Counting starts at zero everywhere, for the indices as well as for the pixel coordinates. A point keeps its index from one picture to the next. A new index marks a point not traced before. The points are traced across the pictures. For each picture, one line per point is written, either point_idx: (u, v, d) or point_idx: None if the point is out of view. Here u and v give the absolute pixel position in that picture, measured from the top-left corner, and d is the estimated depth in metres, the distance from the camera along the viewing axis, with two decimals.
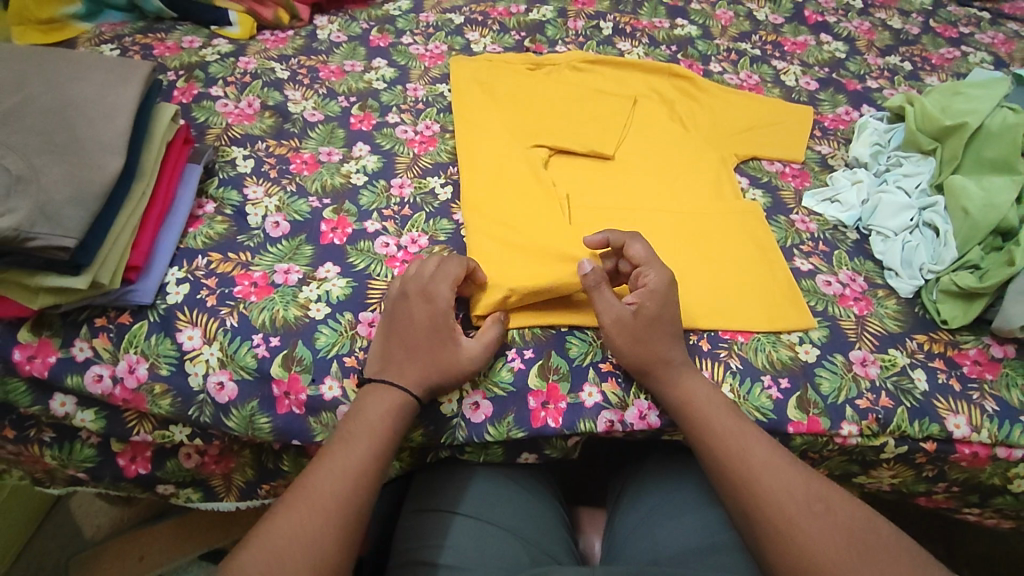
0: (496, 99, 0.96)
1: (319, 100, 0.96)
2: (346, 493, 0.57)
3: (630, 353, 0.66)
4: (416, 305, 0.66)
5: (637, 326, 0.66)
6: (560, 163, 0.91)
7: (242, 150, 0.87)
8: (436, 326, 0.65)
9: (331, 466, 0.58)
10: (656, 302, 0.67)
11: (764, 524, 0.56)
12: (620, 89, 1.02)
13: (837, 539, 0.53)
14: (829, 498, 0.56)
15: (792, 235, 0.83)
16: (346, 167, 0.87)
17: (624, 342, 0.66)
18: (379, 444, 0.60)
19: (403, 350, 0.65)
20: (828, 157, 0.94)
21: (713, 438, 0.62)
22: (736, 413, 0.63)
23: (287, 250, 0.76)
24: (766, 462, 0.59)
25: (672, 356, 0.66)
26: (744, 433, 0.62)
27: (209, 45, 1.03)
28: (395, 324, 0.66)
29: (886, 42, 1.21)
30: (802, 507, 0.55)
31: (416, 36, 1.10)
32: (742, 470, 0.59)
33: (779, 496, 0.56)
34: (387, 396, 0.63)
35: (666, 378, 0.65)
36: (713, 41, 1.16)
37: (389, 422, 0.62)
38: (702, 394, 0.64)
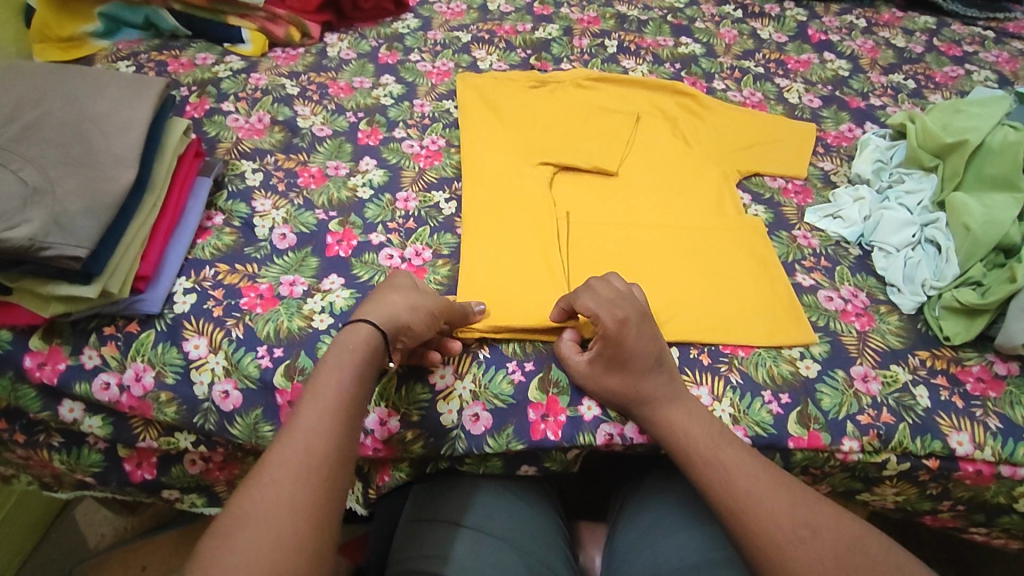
0: (501, 117, 0.98)
1: (328, 116, 0.98)
2: (312, 462, 0.52)
3: (607, 399, 0.66)
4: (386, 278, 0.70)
5: (603, 373, 0.66)
6: (562, 179, 0.92)
7: (252, 164, 0.89)
8: (401, 286, 0.67)
9: (292, 435, 0.53)
10: (617, 346, 0.65)
11: (753, 555, 0.55)
12: (624, 107, 1.03)
13: (826, 564, 0.52)
14: (817, 521, 0.55)
15: (794, 250, 0.83)
16: (352, 181, 0.89)
17: (598, 390, 0.67)
18: (342, 402, 0.56)
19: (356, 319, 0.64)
20: (831, 173, 0.95)
21: (697, 470, 0.61)
22: (716, 440, 0.62)
23: (293, 261, 0.78)
24: (750, 488, 0.58)
25: (648, 394, 0.65)
26: (734, 461, 0.60)
27: (221, 62, 1.06)
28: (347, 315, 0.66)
29: (889, 60, 1.22)
30: (789, 533, 0.54)
31: (423, 53, 1.12)
32: (726, 499, 0.58)
33: (766, 524, 0.55)
34: (342, 346, 0.60)
35: (645, 413, 0.65)
36: (717, 59, 1.18)
37: (349, 381, 0.58)
38: (682, 424, 0.63)
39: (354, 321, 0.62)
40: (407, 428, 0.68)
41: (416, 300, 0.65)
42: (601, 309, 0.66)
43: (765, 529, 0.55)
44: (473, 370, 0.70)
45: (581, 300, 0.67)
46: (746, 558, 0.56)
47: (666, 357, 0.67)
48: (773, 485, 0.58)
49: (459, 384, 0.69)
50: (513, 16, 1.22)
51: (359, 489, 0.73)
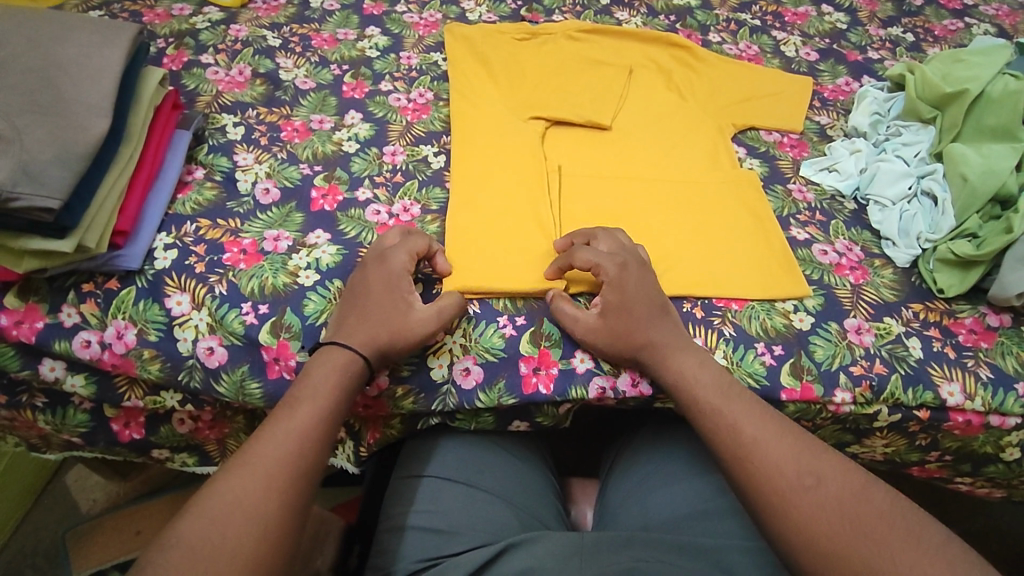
0: (492, 69, 0.95)
1: (311, 68, 0.95)
2: (266, 496, 0.52)
3: (612, 350, 0.65)
4: (375, 274, 0.66)
5: (610, 322, 0.65)
6: (555, 134, 0.90)
7: (232, 118, 0.86)
8: (397, 300, 0.65)
9: (278, 431, 0.56)
10: (620, 292, 0.66)
11: (757, 501, 0.55)
12: (617, 60, 1.00)
13: (829, 511, 0.52)
14: (823, 470, 0.55)
15: (789, 205, 0.82)
16: (338, 136, 0.86)
17: (606, 341, 0.65)
18: (331, 405, 0.59)
19: (357, 317, 0.64)
20: (827, 127, 0.94)
21: (704, 416, 0.61)
22: (726, 388, 0.62)
23: (277, 217, 0.75)
24: (757, 437, 0.57)
25: (656, 340, 0.64)
26: (742, 410, 0.60)
27: (199, 12, 1.01)
28: (353, 294, 0.66)
29: (888, 13, 1.19)
30: (793, 481, 0.54)
31: (410, 4, 1.08)
32: (733, 446, 0.58)
33: (771, 471, 0.55)
34: (329, 364, 0.61)
35: (654, 361, 0.64)
36: (713, 11, 1.14)
37: (341, 386, 0.60)
38: (692, 372, 0.63)
39: (346, 347, 0.62)
40: (397, 384, 0.66)
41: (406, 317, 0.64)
42: (601, 258, 0.67)
43: (767, 476, 0.55)
44: (464, 325, 0.69)
45: (578, 254, 0.68)
46: (747, 505, 0.56)
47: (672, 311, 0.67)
48: (781, 433, 0.58)
49: (449, 338, 0.68)
50: None
51: (350, 447, 0.71)
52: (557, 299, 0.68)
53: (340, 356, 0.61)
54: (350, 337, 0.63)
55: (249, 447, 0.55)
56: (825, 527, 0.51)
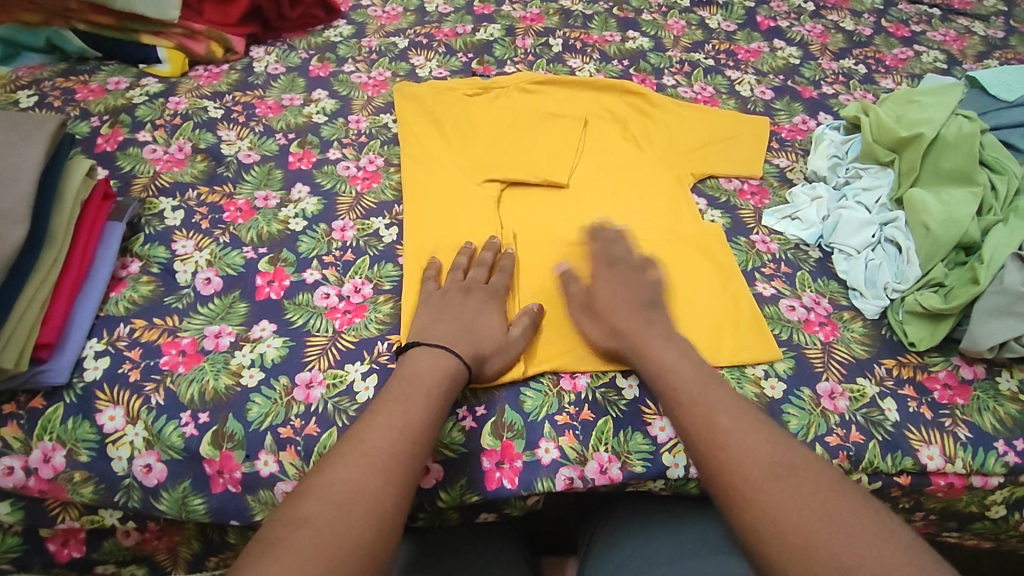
0: (447, 132, 0.95)
1: (255, 139, 0.93)
2: (358, 526, 0.49)
3: (599, 333, 0.69)
4: (471, 300, 0.70)
5: (600, 313, 0.70)
6: (511, 196, 0.88)
7: (171, 200, 0.83)
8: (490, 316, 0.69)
9: (368, 453, 0.54)
10: (608, 284, 0.72)
11: (727, 491, 0.54)
12: (572, 112, 1.01)
13: (799, 507, 0.51)
14: (797, 467, 0.54)
15: (753, 257, 0.80)
16: (284, 213, 0.83)
17: (594, 327, 0.69)
18: (396, 474, 0.53)
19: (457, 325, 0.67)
20: (787, 170, 0.93)
21: (678, 401, 0.61)
22: (706, 381, 0.62)
23: (218, 309, 0.71)
24: (731, 427, 0.57)
25: (637, 331, 0.67)
26: (719, 400, 0.59)
27: (137, 85, 1.00)
28: (456, 308, 0.69)
29: (839, 44, 1.20)
30: (763, 472, 0.53)
31: (358, 64, 1.08)
32: (706, 437, 0.57)
33: (740, 460, 0.54)
34: (435, 367, 0.62)
35: (637, 349, 0.66)
36: (665, 54, 1.15)
37: (400, 448, 0.55)
38: (672, 361, 0.63)
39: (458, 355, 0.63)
40: None
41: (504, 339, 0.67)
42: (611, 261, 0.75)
43: (738, 465, 0.54)
44: None
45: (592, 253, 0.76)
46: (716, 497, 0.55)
47: (665, 306, 0.70)
48: (758, 426, 0.57)
49: None
50: (452, 18, 1.19)
51: None
52: (566, 277, 0.75)
53: (418, 413, 0.58)
54: (456, 344, 0.65)
55: (302, 504, 0.50)
56: (796, 517, 0.50)
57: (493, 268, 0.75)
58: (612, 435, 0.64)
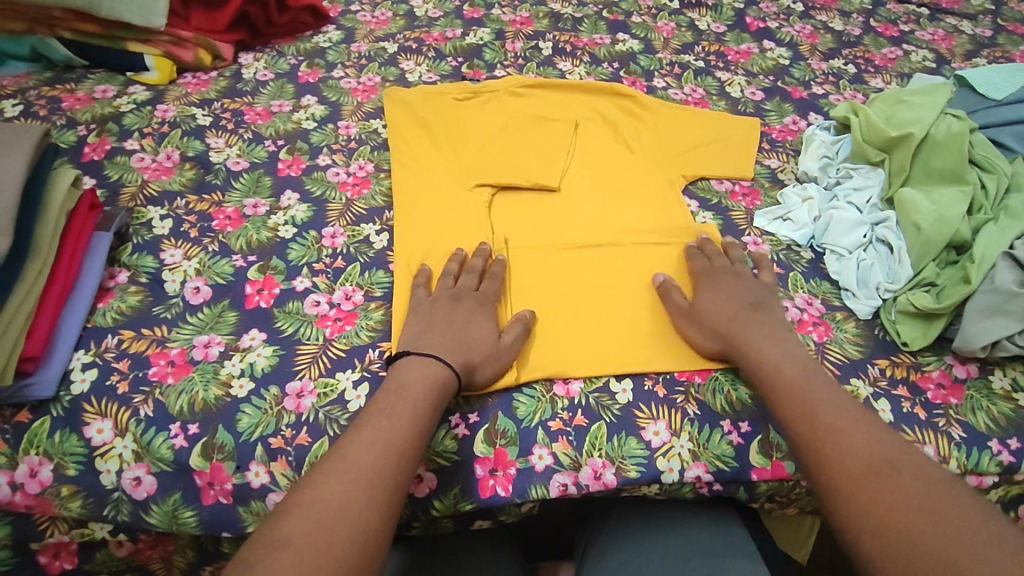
0: (437, 138, 0.94)
1: (244, 146, 0.92)
2: (342, 541, 0.49)
3: (704, 337, 0.69)
4: (459, 311, 0.69)
5: (701, 314, 0.70)
6: (502, 201, 0.88)
7: (159, 209, 0.82)
8: (481, 323, 0.69)
9: (352, 469, 0.53)
10: (715, 288, 0.72)
11: (830, 485, 0.55)
12: (563, 117, 1.01)
13: (899, 501, 0.52)
14: (895, 460, 0.55)
15: (745, 259, 0.81)
16: (273, 220, 0.82)
17: (697, 330, 0.70)
18: (381, 489, 0.53)
19: (448, 334, 0.66)
20: (778, 171, 0.93)
21: (780, 400, 0.62)
22: (810, 378, 0.63)
23: (208, 319, 0.71)
24: (833, 423, 0.58)
25: (754, 333, 0.67)
26: (825, 397, 0.61)
27: (124, 93, 0.99)
28: (447, 316, 0.69)
29: (829, 45, 1.20)
30: (864, 466, 0.54)
31: (347, 69, 1.07)
32: (810, 433, 0.58)
33: (848, 454, 0.55)
34: (422, 378, 0.62)
35: (742, 349, 0.67)
36: (655, 56, 1.15)
37: (385, 464, 0.54)
38: (778, 361, 0.64)
39: (447, 365, 0.63)
40: None
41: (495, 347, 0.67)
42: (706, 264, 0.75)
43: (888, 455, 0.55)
44: None
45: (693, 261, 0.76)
46: (817, 493, 0.56)
47: (772, 306, 0.71)
48: (862, 423, 0.58)
49: None
50: (441, 22, 1.19)
51: None
52: (668, 288, 0.73)
53: (403, 426, 0.58)
54: (445, 353, 0.64)
55: (285, 520, 0.49)
56: (900, 512, 0.51)
57: (484, 274, 0.75)
58: (606, 441, 0.64)
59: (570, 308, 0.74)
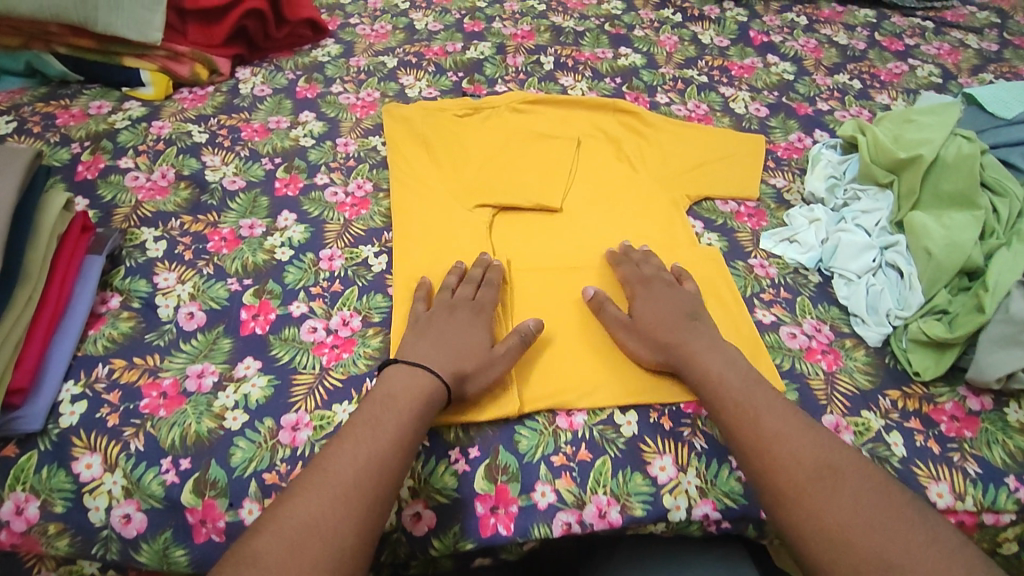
0: (437, 155, 0.93)
1: (240, 164, 0.91)
2: (314, 557, 0.50)
3: (643, 348, 0.69)
4: (455, 321, 0.68)
5: (637, 325, 0.70)
6: (503, 222, 0.86)
7: (153, 231, 0.80)
8: (477, 332, 0.68)
9: (329, 483, 0.53)
10: (650, 291, 0.73)
11: (777, 494, 0.56)
12: (565, 134, 0.99)
13: (843, 509, 0.54)
14: (841, 466, 0.57)
15: (752, 282, 0.79)
16: (270, 242, 0.80)
17: (637, 342, 0.69)
18: (359, 503, 0.53)
19: (443, 343, 0.66)
20: (784, 191, 0.92)
21: (725, 408, 0.62)
22: (751, 383, 0.63)
23: (201, 346, 0.69)
24: (777, 431, 0.59)
25: (679, 339, 0.67)
26: (764, 403, 0.62)
27: (119, 109, 0.98)
28: (443, 324, 0.68)
29: (833, 59, 1.19)
30: (811, 474, 0.56)
31: (346, 84, 1.06)
32: (754, 439, 0.59)
33: (792, 464, 0.57)
34: (412, 387, 0.61)
35: (684, 358, 0.66)
36: (658, 70, 1.14)
37: (363, 476, 0.54)
38: (719, 369, 0.64)
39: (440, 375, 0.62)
40: None
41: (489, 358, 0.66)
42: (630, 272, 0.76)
43: (825, 464, 0.57)
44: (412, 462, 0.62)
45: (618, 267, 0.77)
46: (762, 500, 0.58)
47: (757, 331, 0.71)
48: (799, 428, 0.60)
49: None
50: (441, 36, 1.18)
51: None
52: (601, 301, 0.72)
53: (385, 437, 0.57)
54: (439, 364, 0.63)
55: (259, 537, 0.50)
56: (844, 523, 0.54)
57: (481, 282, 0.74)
58: (610, 477, 0.62)
59: (573, 333, 0.72)
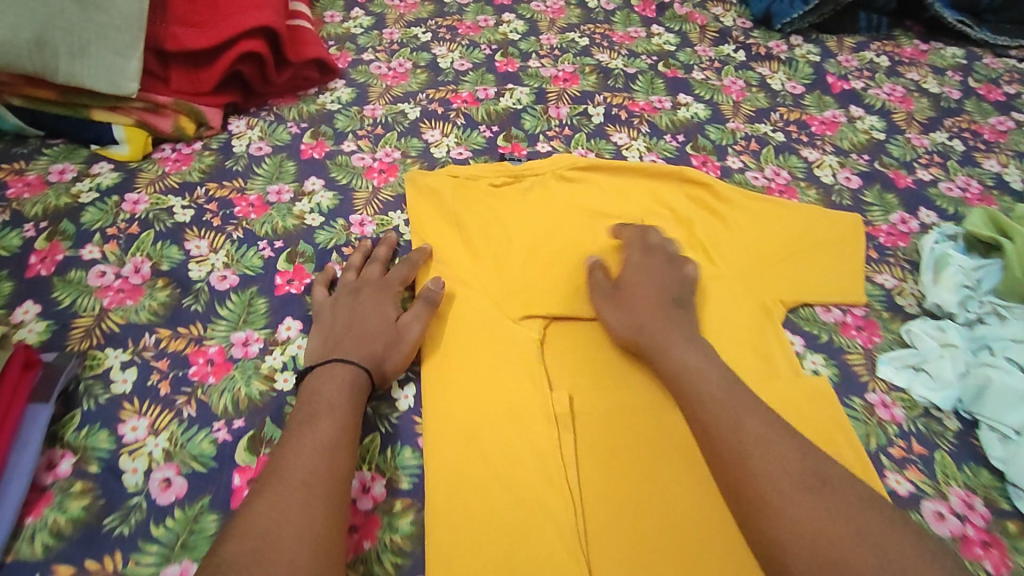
0: (475, 241, 0.76)
1: (232, 251, 0.75)
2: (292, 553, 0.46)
3: (620, 322, 0.67)
4: (362, 303, 0.68)
5: (620, 298, 0.69)
6: (557, 338, 0.70)
7: (120, 354, 0.64)
8: (381, 307, 0.68)
9: (285, 481, 0.51)
10: (636, 276, 0.70)
11: (749, 501, 0.51)
12: (624, 210, 0.83)
13: (828, 522, 0.48)
14: (827, 474, 0.52)
15: (875, 429, 0.64)
16: (267, 363, 0.66)
17: (615, 314, 0.68)
18: (321, 493, 0.51)
19: (348, 331, 0.65)
20: (896, 293, 0.76)
21: (702, 405, 0.58)
22: (732, 383, 0.59)
23: (179, 528, 0.55)
24: (759, 432, 0.54)
25: (666, 329, 0.64)
26: (743, 404, 0.57)
27: (86, 175, 0.80)
28: (348, 308, 0.68)
29: (927, 112, 1.02)
30: (797, 483, 0.51)
31: (360, 140, 0.89)
32: (732, 442, 0.54)
33: (772, 467, 0.52)
34: (332, 380, 0.60)
35: (659, 346, 0.64)
36: (726, 125, 0.97)
37: (317, 465, 0.53)
38: (696, 362, 0.61)
39: (349, 360, 0.62)
40: None
41: (396, 334, 0.66)
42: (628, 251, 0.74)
43: (801, 470, 0.52)
44: None
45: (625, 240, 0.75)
46: (736, 510, 0.52)
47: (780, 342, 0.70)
48: (782, 436, 0.55)
49: None
50: (470, 77, 1.00)
51: None
52: (593, 269, 0.72)
53: (328, 428, 0.56)
54: (349, 353, 0.63)
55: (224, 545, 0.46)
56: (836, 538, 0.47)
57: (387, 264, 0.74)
58: None
59: (655, 495, 0.59)
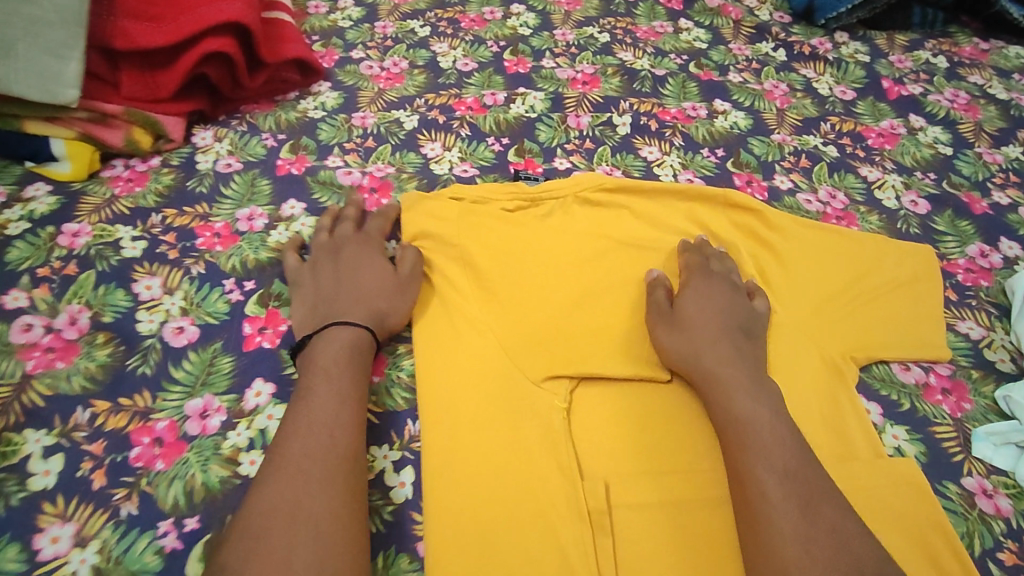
0: (485, 283, 0.62)
1: (191, 292, 0.62)
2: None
3: (678, 350, 0.58)
4: (346, 259, 0.64)
5: (680, 318, 0.60)
6: (587, 406, 0.57)
7: (43, 437, 0.52)
8: (367, 262, 0.63)
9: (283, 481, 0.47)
10: (699, 302, 0.61)
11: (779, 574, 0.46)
12: (660, 238, 0.69)
13: None
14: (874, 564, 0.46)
15: (978, 524, 0.55)
16: (230, 442, 0.54)
17: (671, 336, 0.59)
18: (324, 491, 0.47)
19: (339, 293, 0.61)
20: (984, 346, 0.66)
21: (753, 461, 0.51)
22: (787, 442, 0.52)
23: None
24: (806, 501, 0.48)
25: (727, 369, 0.56)
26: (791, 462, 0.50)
27: (18, 199, 0.67)
28: (332, 268, 0.63)
29: (996, 123, 0.89)
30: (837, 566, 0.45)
31: (348, 155, 0.76)
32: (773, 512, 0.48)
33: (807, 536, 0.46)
34: (332, 352, 0.56)
35: (722, 388, 0.55)
36: (771, 138, 0.84)
37: (318, 462, 0.49)
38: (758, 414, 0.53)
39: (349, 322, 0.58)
40: None
41: (390, 286, 0.61)
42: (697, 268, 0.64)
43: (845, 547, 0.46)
44: None
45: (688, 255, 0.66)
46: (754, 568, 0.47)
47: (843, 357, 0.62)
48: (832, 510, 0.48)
49: None
50: (475, 79, 0.87)
51: None
52: (657, 283, 0.63)
53: (329, 413, 0.52)
54: (347, 313, 0.59)
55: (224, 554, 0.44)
56: None
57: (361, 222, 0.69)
58: None
59: None
